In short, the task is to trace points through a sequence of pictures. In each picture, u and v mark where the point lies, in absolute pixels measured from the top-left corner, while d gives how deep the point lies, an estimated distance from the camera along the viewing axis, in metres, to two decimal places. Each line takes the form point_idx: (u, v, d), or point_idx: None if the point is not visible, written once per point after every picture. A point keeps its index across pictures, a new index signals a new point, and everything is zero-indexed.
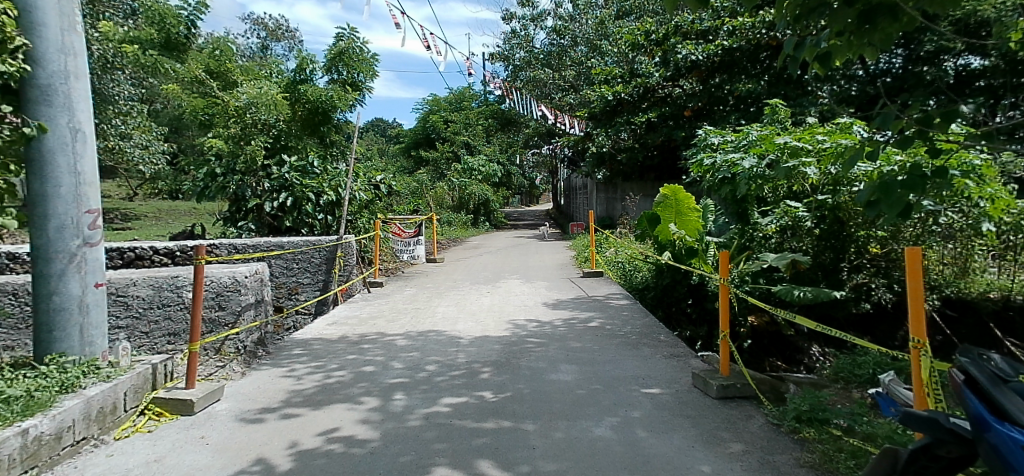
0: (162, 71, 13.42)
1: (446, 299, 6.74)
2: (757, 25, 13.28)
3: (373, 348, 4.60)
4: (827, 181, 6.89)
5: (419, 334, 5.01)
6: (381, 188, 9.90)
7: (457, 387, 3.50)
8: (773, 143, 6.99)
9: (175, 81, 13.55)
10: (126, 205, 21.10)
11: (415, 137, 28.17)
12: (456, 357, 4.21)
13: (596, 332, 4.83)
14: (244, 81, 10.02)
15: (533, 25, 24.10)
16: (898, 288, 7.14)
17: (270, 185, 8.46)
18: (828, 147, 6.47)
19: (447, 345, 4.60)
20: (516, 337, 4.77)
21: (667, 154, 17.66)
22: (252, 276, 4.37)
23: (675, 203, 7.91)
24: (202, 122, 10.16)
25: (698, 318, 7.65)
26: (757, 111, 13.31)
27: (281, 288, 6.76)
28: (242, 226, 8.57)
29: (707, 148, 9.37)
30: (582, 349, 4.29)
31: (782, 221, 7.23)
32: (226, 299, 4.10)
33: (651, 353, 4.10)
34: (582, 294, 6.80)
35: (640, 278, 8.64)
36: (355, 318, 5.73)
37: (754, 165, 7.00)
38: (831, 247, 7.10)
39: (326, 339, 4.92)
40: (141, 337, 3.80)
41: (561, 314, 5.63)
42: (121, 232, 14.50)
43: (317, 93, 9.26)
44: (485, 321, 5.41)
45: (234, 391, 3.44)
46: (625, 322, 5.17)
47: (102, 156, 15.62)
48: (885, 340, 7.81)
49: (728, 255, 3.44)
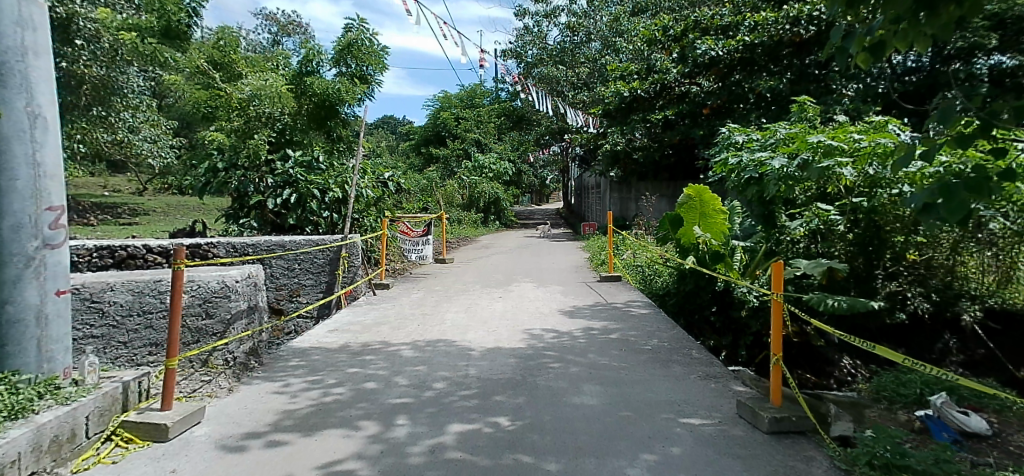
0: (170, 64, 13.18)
1: (456, 303, 6.33)
2: (782, 20, 12.73)
3: (377, 359, 4.22)
4: (862, 182, 6.45)
5: (427, 344, 4.62)
6: (389, 185, 9.57)
7: (468, 411, 3.08)
8: (804, 142, 6.44)
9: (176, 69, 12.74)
10: (134, 200, 20.94)
11: (425, 134, 27.84)
12: (466, 373, 3.80)
13: (620, 346, 4.41)
14: (249, 73, 9.73)
15: (546, 21, 23.72)
16: (935, 298, 6.57)
17: (273, 181, 8.12)
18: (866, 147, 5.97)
19: (456, 357, 4.21)
20: (532, 350, 4.36)
21: (684, 153, 17.13)
22: (245, 280, 3.99)
23: (699, 204, 7.46)
24: (205, 115, 9.83)
25: (723, 327, 7.17)
26: (778, 109, 12.79)
27: (281, 290, 6.41)
28: (244, 224, 8.21)
29: (730, 146, 8.93)
30: (606, 366, 3.87)
31: (811, 224, 6.81)
32: (215, 305, 3.69)
33: (684, 373, 3.67)
34: (601, 301, 6.38)
35: (660, 283, 8.22)
36: (359, 324, 5.35)
37: (784, 165, 6.51)
38: (864, 253, 6.60)
39: (325, 349, 4.53)
40: (118, 348, 3.43)
41: (580, 324, 5.21)
42: (126, 228, 14.28)
43: (324, 86, 8.86)
44: (498, 330, 5.01)
45: (217, 413, 3.04)
46: (651, 334, 4.75)
47: (110, 150, 15.44)
48: (921, 352, 7.24)
49: (784, 266, 2.91)
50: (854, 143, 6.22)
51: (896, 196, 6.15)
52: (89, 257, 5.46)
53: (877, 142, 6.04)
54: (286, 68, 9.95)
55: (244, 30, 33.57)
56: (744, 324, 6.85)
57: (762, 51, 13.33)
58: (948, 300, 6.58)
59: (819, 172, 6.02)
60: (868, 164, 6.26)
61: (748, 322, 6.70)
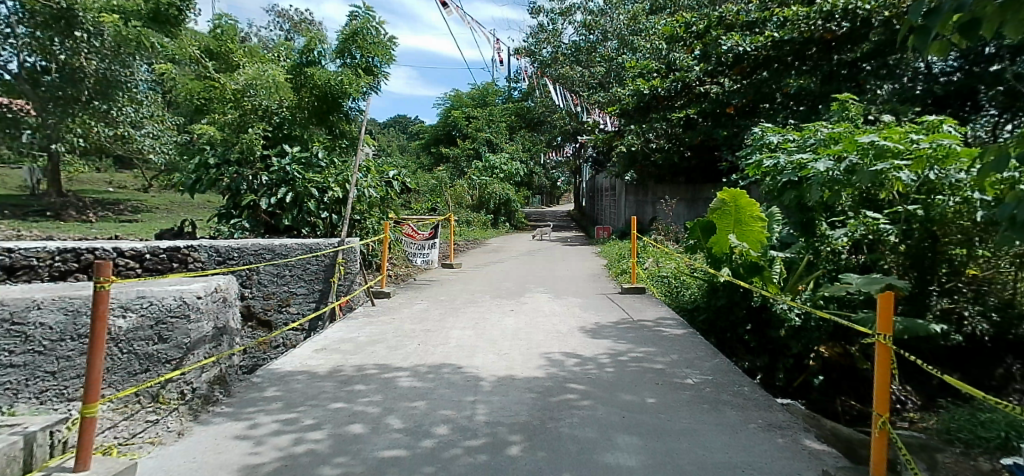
0: (171, 55, 12.69)
1: (463, 318, 5.65)
2: (814, 15, 11.86)
3: (368, 391, 3.56)
4: (919, 189, 5.76)
5: (429, 370, 3.96)
6: (394, 184, 8.91)
7: (475, 473, 2.41)
8: (853, 142, 5.75)
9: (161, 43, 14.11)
10: (138, 197, 20.47)
11: (436, 133, 27.35)
12: (472, 414, 3.13)
13: (655, 378, 3.72)
14: (246, 63, 9.10)
15: (561, 19, 23.06)
16: (995, 317, 5.70)
17: (268, 179, 7.52)
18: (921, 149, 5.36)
19: (461, 390, 3.53)
20: (552, 381, 3.69)
21: (704, 155, 16.30)
22: (211, 295, 3.35)
23: (734, 211, 6.61)
24: (198, 107, 9.17)
25: (758, 347, 6.44)
26: (809, 109, 11.99)
27: (270, 299, 5.86)
28: (235, 224, 7.52)
29: (763, 148, 8.23)
30: (643, 408, 3.19)
31: (857, 233, 6.09)
32: (170, 328, 3.04)
33: (742, 422, 2.99)
34: (626, 317, 5.69)
35: (688, 295, 7.52)
36: (351, 343, 4.71)
37: (830, 167, 5.79)
38: (916, 266, 5.86)
39: (311, 375, 3.88)
40: (45, 379, 2.97)
41: (605, 347, 4.51)
42: (121, 227, 13.65)
43: (325, 77, 8.29)
44: (511, 354, 4.34)
45: (152, 470, 2.41)
46: (690, 362, 4.06)
47: (111, 145, 14.89)
48: (977, 379, 6.30)
49: (893, 299, 2.15)
50: (910, 144, 5.53)
51: (961, 204, 5.41)
52: (51, 261, 4.89)
53: (938, 143, 5.34)
54: (286, 58, 9.33)
55: (253, 25, 33.03)
56: (783, 344, 6.14)
57: (792, 49, 12.47)
58: (1010, 320, 5.71)
59: (872, 176, 5.37)
60: (927, 167, 5.52)
61: (788, 343, 6.00)
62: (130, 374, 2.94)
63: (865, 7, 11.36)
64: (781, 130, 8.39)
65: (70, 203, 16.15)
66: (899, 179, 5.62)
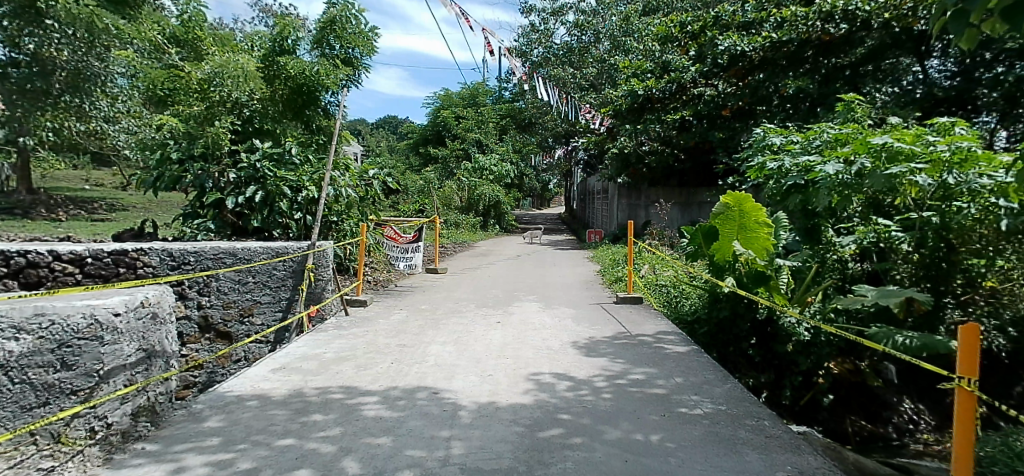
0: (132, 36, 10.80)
1: (444, 331, 5.13)
2: (812, 15, 11.45)
3: (326, 422, 2.96)
4: (934, 194, 5.29)
5: (400, 394, 3.42)
6: (375, 184, 8.32)
7: None
8: (864, 144, 5.31)
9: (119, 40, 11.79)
10: (114, 195, 19.71)
11: (425, 133, 26.94)
12: (447, 455, 2.58)
13: (660, 408, 3.22)
14: (215, 51, 8.53)
15: (553, 19, 22.63)
16: (1013, 333, 5.18)
17: (236, 177, 6.97)
18: (938, 152, 4.98)
19: (437, 422, 2.97)
20: (544, 410, 3.17)
21: (698, 158, 15.88)
22: (134, 311, 2.83)
23: (737, 216, 6.06)
24: (162, 98, 8.56)
25: (763, 362, 5.99)
26: (806, 112, 11.68)
27: (230, 309, 5.29)
28: (199, 225, 6.93)
29: (765, 150, 7.80)
30: (651, 449, 2.67)
31: (865, 241, 5.62)
32: (82, 350, 2.51)
33: (769, 469, 2.50)
34: (622, 331, 5.21)
35: (688, 306, 7.08)
36: (316, 360, 4.15)
37: (839, 171, 5.34)
38: (930, 278, 5.39)
39: (262, 399, 3.29)
40: None
41: (601, 368, 4.01)
42: (88, 226, 12.95)
43: (299, 67, 7.85)
44: (496, 375, 3.82)
45: None
46: (697, 388, 3.58)
47: (83, 140, 14.23)
48: (995, 397, 5.84)
49: (980, 333, 1.66)
50: (926, 147, 5.12)
51: (983, 212, 4.86)
52: None
53: (956, 146, 4.99)
54: (259, 48, 8.75)
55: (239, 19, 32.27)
56: (791, 360, 5.74)
57: (788, 52, 12.19)
58: None
59: (885, 181, 4.95)
60: (942, 170, 5.03)
61: (796, 359, 5.60)
62: (24, 409, 2.29)
63: (865, 8, 11.00)
64: (784, 131, 7.97)
65: (40, 200, 15.44)
66: (914, 184, 5.18)
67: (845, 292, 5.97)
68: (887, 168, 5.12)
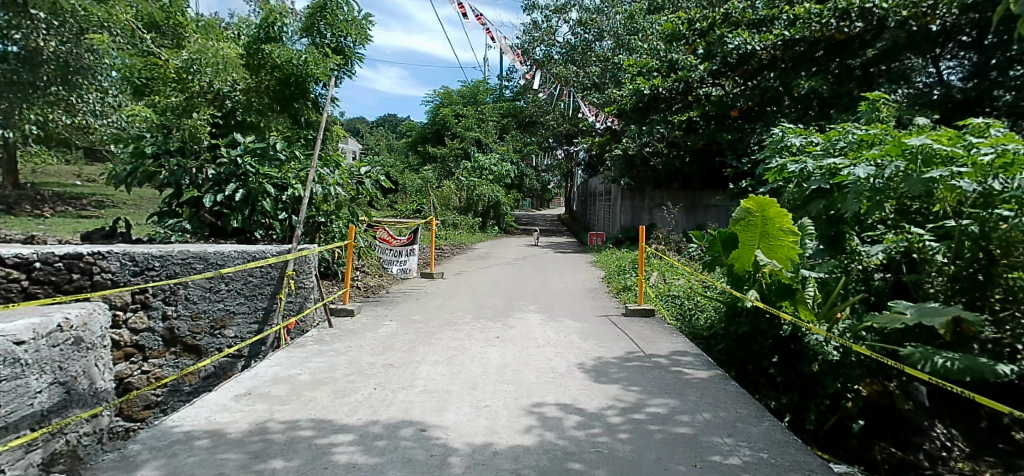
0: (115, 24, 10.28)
1: (438, 348, 4.64)
2: (826, 13, 10.83)
3: (286, 470, 2.44)
4: (974, 201, 4.61)
5: (381, 432, 2.90)
6: (367, 183, 7.68)
7: None
8: (899, 145, 4.74)
9: (109, 31, 11.48)
10: (105, 191, 19.19)
11: (424, 131, 26.46)
12: None
13: (689, 456, 2.69)
14: (195, 38, 8.02)
15: (556, 17, 22.09)
16: None
17: (214, 173, 6.40)
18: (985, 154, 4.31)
19: (422, 471, 2.46)
20: (551, 457, 2.64)
21: (706, 162, 15.53)
22: (45, 337, 2.29)
23: (759, 222, 5.51)
24: (140, 87, 8.08)
25: (786, 382, 5.45)
26: (817, 114, 11.25)
27: (200, 320, 4.75)
28: (173, 226, 6.43)
29: (782, 152, 7.28)
30: None
31: (894, 250, 5.05)
32: None
33: None
34: (634, 350, 4.71)
35: (703, 320, 6.61)
36: (289, 384, 3.63)
37: (870, 174, 4.78)
38: (963, 291, 4.67)
39: (215, 438, 2.77)
40: None
41: (614, 398, 3.50)
42: (71, 224, 12.42)
43: (286, 55, 7.57)
44: (494, 407, 3.30)
45: None
46: (730, 427, 3.07)
47: (69, 134, 13.70)
48: None
49: None
50: (967, 149, 4.54)
51: None
52: None
53: (1002, 147, 4.30)
54: (245, 37, 8.23)
55: None
56: (818, 381, 5.16)
57: (799, 51, 11.64)
58: None
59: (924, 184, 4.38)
60: (985, 176, 4.40)
61: (823, 381, 5.04)
62: None
63: (882, 6, 10.26)
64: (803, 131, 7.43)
65: (25, 196, 14.94)
66: (953, 191, 4.54)
67: (872, 307, 5.40)
68: (924, 172, 4.56)
